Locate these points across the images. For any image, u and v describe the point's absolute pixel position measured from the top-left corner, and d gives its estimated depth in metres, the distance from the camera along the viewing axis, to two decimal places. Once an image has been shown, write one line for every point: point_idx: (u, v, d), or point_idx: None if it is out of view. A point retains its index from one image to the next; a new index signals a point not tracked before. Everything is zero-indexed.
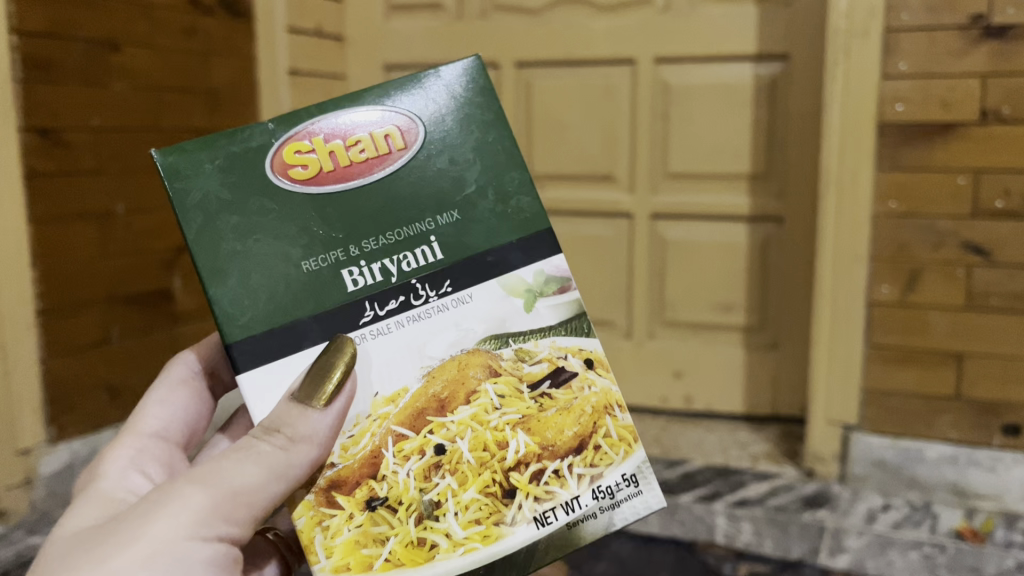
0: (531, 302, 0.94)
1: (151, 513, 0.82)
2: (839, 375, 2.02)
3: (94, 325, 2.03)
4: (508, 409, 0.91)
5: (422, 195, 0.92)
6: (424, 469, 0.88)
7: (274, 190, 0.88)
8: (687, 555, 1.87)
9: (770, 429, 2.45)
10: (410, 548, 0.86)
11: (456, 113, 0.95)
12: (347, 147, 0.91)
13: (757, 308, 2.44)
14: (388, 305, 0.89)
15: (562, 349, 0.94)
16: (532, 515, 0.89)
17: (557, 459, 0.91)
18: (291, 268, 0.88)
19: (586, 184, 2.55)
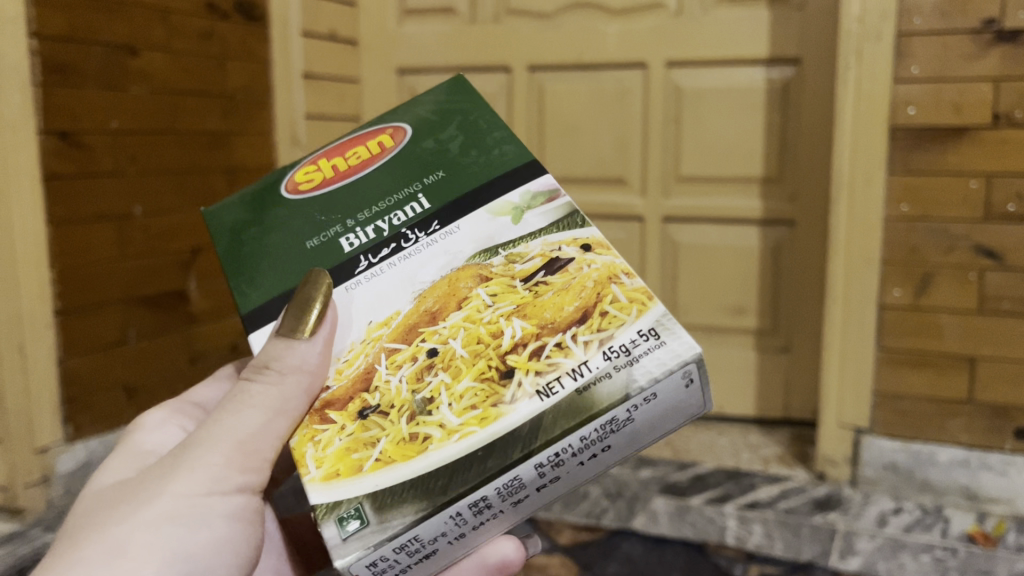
0: (519, 216, 0.90)
1: (175, 469, 0.87)
2: (850, 378, 2.03)
3: (112, 325, 2.06)
4: (501, 303, 0.84)
5: (410, 164, 0.96)
6: (416, 371, 0.82)
7: (286, 201, 0.95)
8: (699, 557, 1.83)
9: (781, 432, 2.45)
10: (400, 445, 0.78)
11: (434, 108, 1.00)
12: (345, 157, 0.98)
13: (769, 312, 2.44)
14: (380, 254, 0.89)
15: (554, 243, 0.88)
16: (534, 389, 0.78)
17: (558, 334, 0.80)
18: (299, 247, 0.91)
19: (598, 188, 2.57)
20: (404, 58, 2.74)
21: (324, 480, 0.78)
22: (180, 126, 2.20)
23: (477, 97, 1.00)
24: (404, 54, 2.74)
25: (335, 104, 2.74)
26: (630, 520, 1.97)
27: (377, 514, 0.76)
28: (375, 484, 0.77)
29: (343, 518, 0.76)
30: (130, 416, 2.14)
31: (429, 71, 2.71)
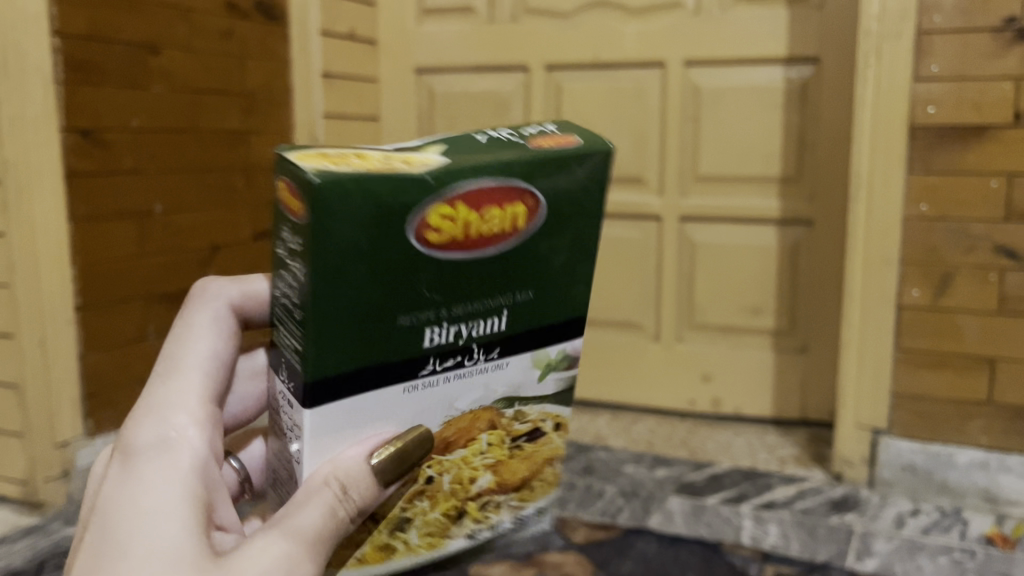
0: (546, 372, 0.80)
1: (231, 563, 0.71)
2: (868, 379, 2.02)
3: (132, 321, 2.08)
4: (488, 454, 0.78)
5: (524, 265, 0.73)
6: (411, 493, 0.78)
7: (397, 232, 0.64)
8: (713, 556, 1.79)
9: (798, 433, 2.44)
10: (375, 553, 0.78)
11: (562, 185, 0.73)
12: (484, 214, 0.69)
13: (787, 312, 2.43)
14: (446, 364, 0.72)
15: (547, 412, 0.81)
16: (467, 532, 0.80)
17: (503, 493, 0.81)
18: (387, 322, 0.67)
19: (615, 186, 2.56)
20: (422, 58, 2.75)
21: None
22: (200, 125, 2.22)
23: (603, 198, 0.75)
24: (423, 54, 2.75)
25: (355, 103, 2.75)
26: (645, 519, 1.94)
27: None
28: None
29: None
30: None
31: (447, 70, 2.72)
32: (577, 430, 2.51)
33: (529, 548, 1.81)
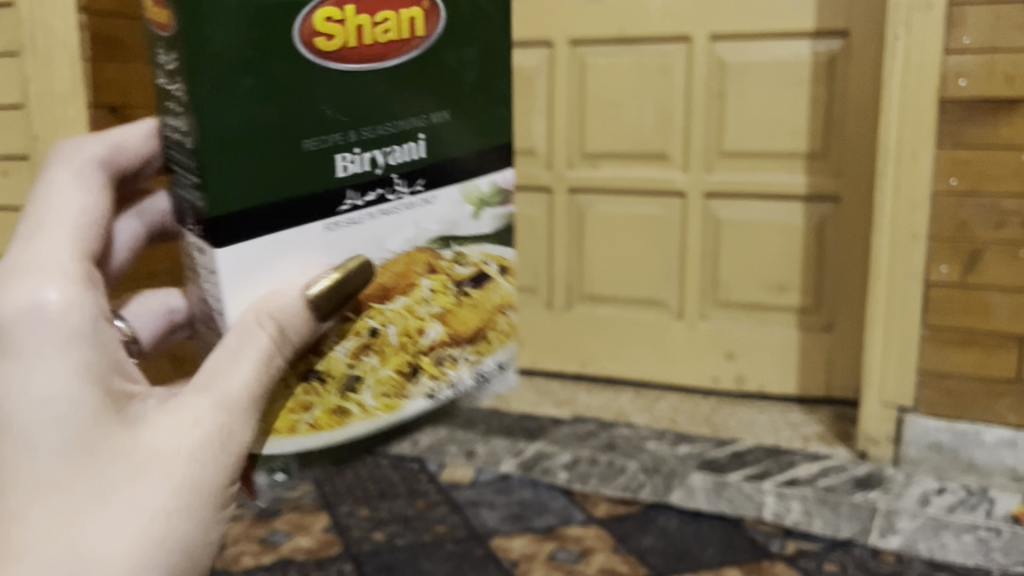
0: (478, 211, 0.80)
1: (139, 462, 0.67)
2: (895, 357, 1.99)
3: None
4: (434, 300, 0.78)
5: (420, 80, 0.73)
6: (355, 347, 0.74)
7: (296, 61, 0.65)
8: (735, 531, 1.77)
9: (822, 411, 2.42)
10: (326, 420, 0.73)
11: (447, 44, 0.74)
12: (374, 25, 0.70)
13: (813, 289, 2.41)
14: (366, 198, 0.71)
15: (487, 255, 0.82)
16: (428, 390, 0.78)
17: (459, 347, 0.81)
18: (292, 145, 0.65)
19: (640, 163, 2.54)
20: None
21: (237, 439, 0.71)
22: None
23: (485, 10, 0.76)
24: None
25: None
26: (668, 495, 1.95)
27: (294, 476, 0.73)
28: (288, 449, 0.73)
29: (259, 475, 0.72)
30: None
31: None
32: (601, 407, 2.51)
33: (551, 523, 1.82)
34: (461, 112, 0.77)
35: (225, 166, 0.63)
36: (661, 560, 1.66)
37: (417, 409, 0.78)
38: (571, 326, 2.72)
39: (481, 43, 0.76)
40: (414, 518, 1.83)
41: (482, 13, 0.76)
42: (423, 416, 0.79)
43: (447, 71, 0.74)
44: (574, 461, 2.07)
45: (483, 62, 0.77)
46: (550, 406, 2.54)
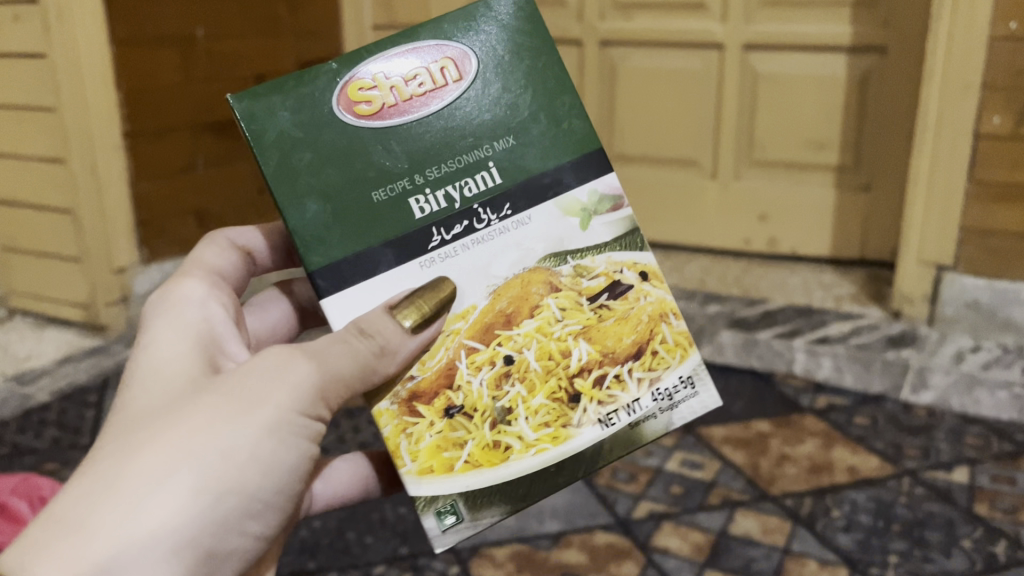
0: (588, 222, 0.83)
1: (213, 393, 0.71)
2: (937, 215, 1.93)
3: (182, 150, 2.04)
4: (569, 321, 0.81)
5: (475, 122, 0.81)
6: (493, 378, 0.79)
7: (340, 127, 0.77)
8: (765, 386, 1.76)
9: (856, 272, 2.38)
10: (488, 453, 0.78)
11: (500, 78, 0.82)
12: (406, 81, 0.80)
13: (853, 146, 2.32)
14: (454, 231, 0.79)
15: (618, 262, 0.83)
16: (597, 417, 0.80)
17: (617, 365, 0.81)
18: (363, 197, 0.77)
19: (675, 14, 2.41)
20: None
21: (415, 478, 0.76)
22: None
23: (524, 38, 0.83)
24: None
25: None
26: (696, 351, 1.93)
27: (477, 513, 0.77)
28: (464, 487, 0.77)
29: (439, 514, 0.76)
30: None
31: None
32: None
33: None
34: (527, 135, 0.82)
35: (306, 227, 0.75)
36: None
37: (589, 436, 0.80)
38: None
39: (527, 72, 0.82)
40: None
41: (513, 47, 0.82)
42: (601, 446, 0.80)
43: (493, 102, 0.81)
44: None
45: (531, 93, 0.82)
46: None
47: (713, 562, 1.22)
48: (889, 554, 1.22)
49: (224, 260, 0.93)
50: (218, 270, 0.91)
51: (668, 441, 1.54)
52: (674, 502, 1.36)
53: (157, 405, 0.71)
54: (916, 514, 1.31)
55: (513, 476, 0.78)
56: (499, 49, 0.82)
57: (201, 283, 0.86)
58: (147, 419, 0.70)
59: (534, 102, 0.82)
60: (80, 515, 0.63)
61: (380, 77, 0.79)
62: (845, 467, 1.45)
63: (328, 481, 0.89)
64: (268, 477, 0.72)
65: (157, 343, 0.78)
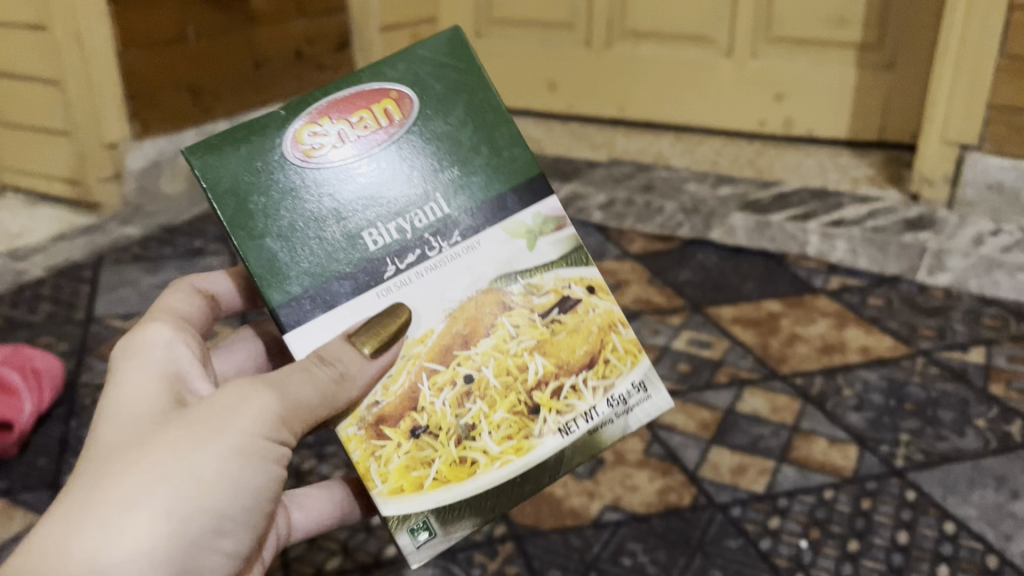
0: (535, 241, 0.78)
1: (180, 421, 0.65)
2: (964, 92, 1.83)
3: (172, 20, 1.90)
4: (523, 337, 0.76)
5: (420, 156, 0.76)
6: (454, 398, 0.74)
7: (291, 171, 0.72)
8: (777, 267, 1.70)
9: (874, 155, 2.29)
10: (455, 468, 0.72)
11: (443, 115, 0.77)
12: (353, 123, 0.75)
13: (877, 22, 2.18)
14: (407, 261, 0.74)
15: (565, 279, 0.78)
16: (557, 426, 0.75)
17: (573, 375, 0.76)
18: (317, 236, 0.72)
19: None
20: None
21: (388, 499, 0.71)
22: None
23: (464, 74, 0.78)
24: None
25: None
26: (706, 232, 1.85)
27: (450, 527, 0.72)
28: (435, 503, 0.72)
29: (411, 531, 0.71)
30: (197, 119, 2.05)
31: None
32: (639, 150, 2.40)
33: None
34: (471, 167, 0.77)
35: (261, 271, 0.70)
36: (699, 292, 1.60)
37: (548, 446, 0.75)
38: (611, 68, 2.55)
39: (468, 107, 0.77)
40: None
41: (453, 82, 0.77)
42: (561, 454, 0.75)
43: (437, 139, 0.76)
44: (610, 204, 1.99)
45: (475, 125, 0.77)
46: (586, 149, 2.42)
47: (720, 438, 1.19)
48: (901, 432, 1.19)
49: (194, 298, 0.84)
50: (186, 307, 0.83)
51: (675, 321, 1.50)
52: (681, 380, 1.33)
53: (122, 434, 0.65)
54: (929, 394, 1.28)
55: (480, 490, 0.73)
56: (440, 85, 0.77)
57: (168, 317, 0.78)
58: (113, 447, 0.64)
59: (474, 134, 0.77)
60: (57, 539, 0.58)
61: (326, 118, 0.74)
62: (858, 347, 1.41)
63: (305, 509, 0.84)
64: (238, 497, 0.66)
65: (120, 376, 0.71)
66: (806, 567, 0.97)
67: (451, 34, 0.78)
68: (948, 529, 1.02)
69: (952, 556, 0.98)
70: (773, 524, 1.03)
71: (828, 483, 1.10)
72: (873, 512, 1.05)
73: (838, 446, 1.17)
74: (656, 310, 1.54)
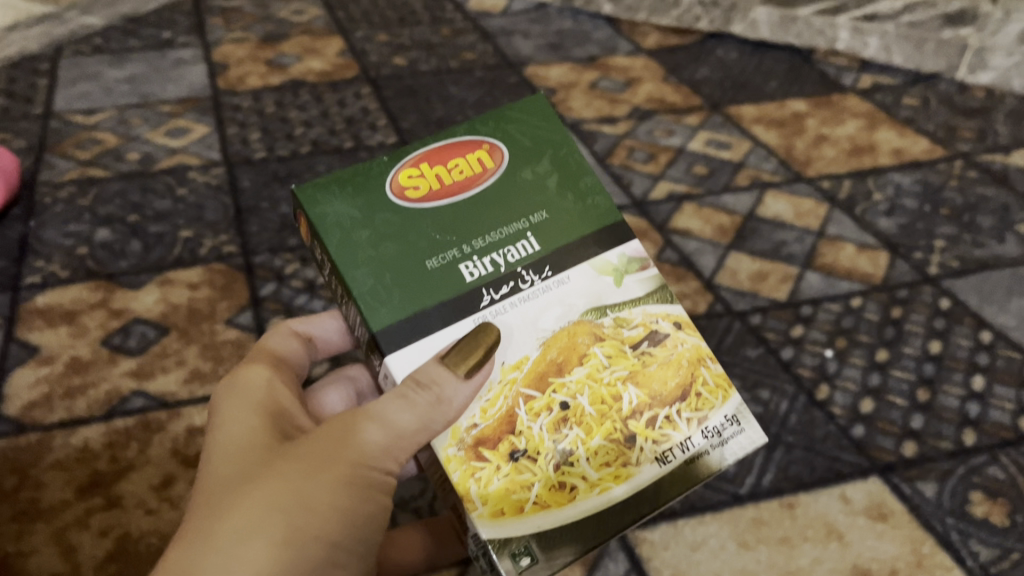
0: (622, 278, 0.68)
1: (285, 456, 0.58)
2: None
3: None
4: (615, 366, 0.65)
5: (510, 199, 0.69)
6: (551, 423, 0.63)
7: (390, 207, 0.66)
8: (803, 65, 1.55)
9: None
10: (555, 493, 0.61)
11: (529, 162, 0.70)
12: (449, 167, 0.69)
13: None
14: (502, 291, 0.66)
15: (654, 313, 0.68)
16: (654, 456, 0.64)
17: (667, 407, 0.65)
18: (415, 268, 0.65)
19: None
20: None
21: (487, 521, 0.60)
22: None
23: (549, 133, 0.72)
24: None
25: None
26: (728, 25, 1.66)
27: (550, 554, 0.60)
28: (536, 529, 0.60)
29: (513, 555, 0.59)
30: None
31: None
32: None
33: (593, 53, 1.59)
34: (561, 211, 0.69)
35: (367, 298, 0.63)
36: (717, 91, 1.46)
37: (646, 474, 0.63)
38: None
39: (556, 161, 0.71)
40: (438, 44, 1.58)
41: (540, 139, 0.71)
42: (659, 480, 0.63)
43: (527, 187, 0.69)
44: None
45: (567, 173, 0.70)
46: None
47: (740, 245, 1.09)
48: (935, 238, 1.10)
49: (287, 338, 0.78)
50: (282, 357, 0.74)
51: (691, 122, 1.37)
52: (697, 183, 1.21)
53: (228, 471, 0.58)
54: (967, 198, 1.17)
55: (578, 517, 0.61)
56: (529, 139, 0.71)
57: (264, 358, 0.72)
58: (220, 486, 0.57)
59: (557, 181, 0.70)
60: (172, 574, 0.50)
61: (425, 165, 0.69)
62: (890, 150, 1.29)
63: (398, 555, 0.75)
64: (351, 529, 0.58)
65: (220, 414, 0.64)
66: (831, 378, 0.90)
67: (536, 99, 0.73)
68: (984, 338, 0.95)
69: (988, 367, 0.91)
70: (796, 333, 0.95)
71: (855, 291, 1.01)
72: (903, 322, 0.97)
73: (867, 252, 1.08)
74: (670, 109, 1.40)
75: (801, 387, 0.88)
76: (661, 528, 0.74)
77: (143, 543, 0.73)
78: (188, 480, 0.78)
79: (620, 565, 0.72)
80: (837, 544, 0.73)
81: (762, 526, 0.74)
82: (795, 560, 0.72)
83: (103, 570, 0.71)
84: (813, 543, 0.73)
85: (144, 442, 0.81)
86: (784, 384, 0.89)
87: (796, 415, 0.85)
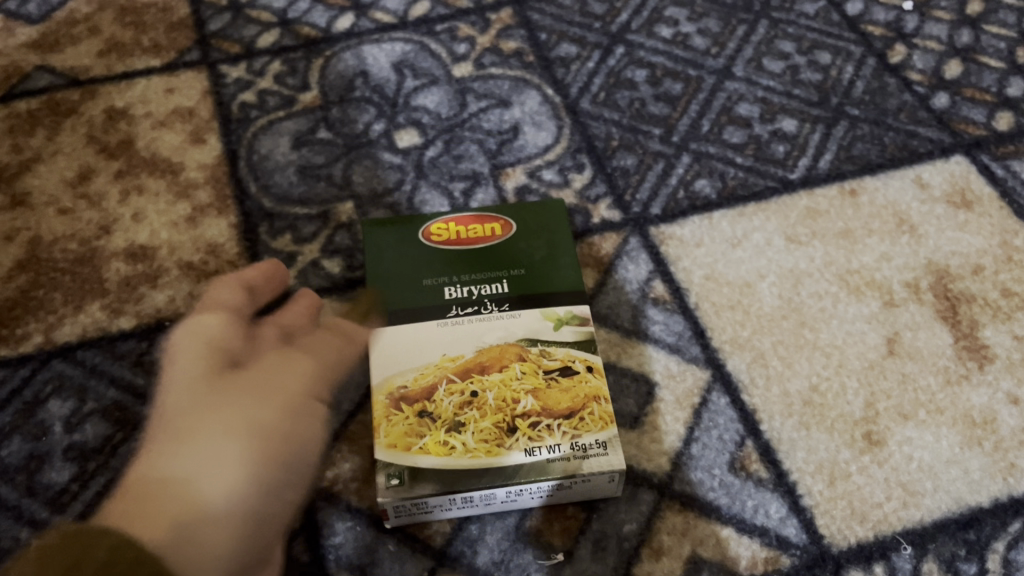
0: (561, 326, 0.51)
1: (227, 396, 0.41)
2: None
3: None
4: (526, 379, 0.49)
5: (501, 256, 0.55)
6: (457, 403, 0.48)
7: (411, 247, 0.55)
8: None
9: None
10: (439, 445, 0.46)
11: (534, 231, 0.56)
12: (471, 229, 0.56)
13: None
14: (468, 310, 0.52)
15: (570, 354, 0.50)
16: (528, 450, 0.46)
17: (554, 420, 0.47)
18: (411, 288, 0.53)
19: None
20: None
21: (383, 450, 0.46)
22: None
23: (564, 227, 0.56)
24: None
25: None
26: None
27: (416, 482, 0.45)
28: (412, 463, 0.46)
29: (387, 472, 0.45)
30: None
31: None
32: None
33: None
34: (541, 266, 0.54)
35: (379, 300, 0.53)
36: None
37: (512, 458, 0.46)
38: None
39: (552, 242, 0.56)
40: None
41: (543, 225, 0.56)
42: (522, 469, 0.46)
43: (517, 253, 0.55)
44: None
45: (560, 247, 0.55)
46: None
47: None
48: None
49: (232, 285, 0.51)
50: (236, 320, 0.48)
51: None
52: None
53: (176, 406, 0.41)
54: None
55: (438, 466, 0.46)
56: (538, 223, 0.56)
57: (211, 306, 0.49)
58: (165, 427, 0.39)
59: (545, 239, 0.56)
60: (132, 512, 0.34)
61: (451, 222, 0.56)
62: None
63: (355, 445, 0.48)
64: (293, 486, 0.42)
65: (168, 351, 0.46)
66: (908, 36, 0.71)
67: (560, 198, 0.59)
68: None
69: None
70: None
71: None
72: None
73: None
74: None
75: (870, 48, 0.70)
76: (694, 223, 0.60)
77: (59, 249, 0.60)
78: (111, 173, 0.63)
79: (642, 268, 0.58)
80: (909, 238, 0.59)
81: (819, 218, 0.60)
82: (857, 258, 0.59)
83: (11, 280, 0.58)
84: (880, 238, 0.59)
85: (53, 129, 0.66)
86: (848, 45, 0.70)
87: (863, 83, 0.68)
